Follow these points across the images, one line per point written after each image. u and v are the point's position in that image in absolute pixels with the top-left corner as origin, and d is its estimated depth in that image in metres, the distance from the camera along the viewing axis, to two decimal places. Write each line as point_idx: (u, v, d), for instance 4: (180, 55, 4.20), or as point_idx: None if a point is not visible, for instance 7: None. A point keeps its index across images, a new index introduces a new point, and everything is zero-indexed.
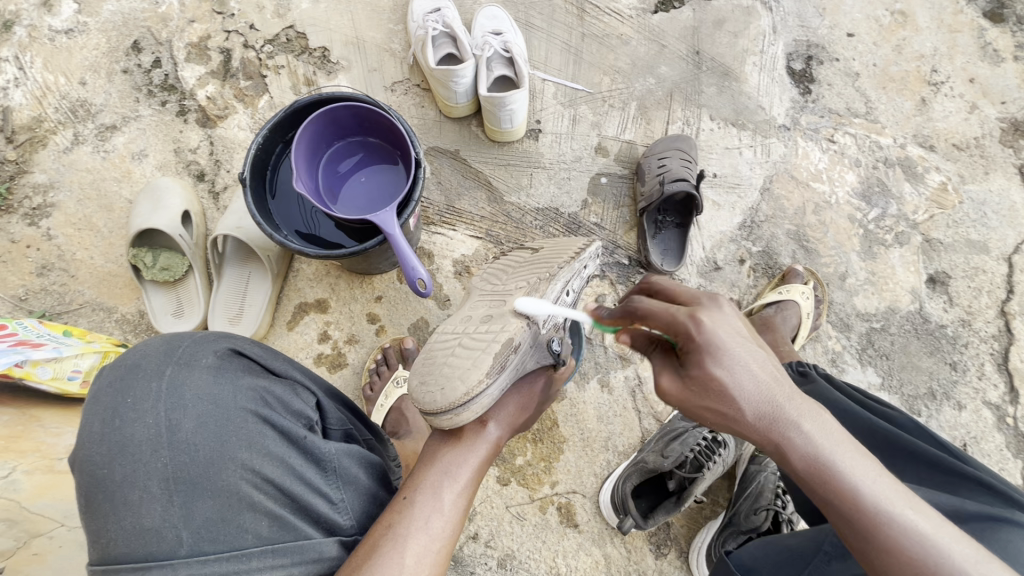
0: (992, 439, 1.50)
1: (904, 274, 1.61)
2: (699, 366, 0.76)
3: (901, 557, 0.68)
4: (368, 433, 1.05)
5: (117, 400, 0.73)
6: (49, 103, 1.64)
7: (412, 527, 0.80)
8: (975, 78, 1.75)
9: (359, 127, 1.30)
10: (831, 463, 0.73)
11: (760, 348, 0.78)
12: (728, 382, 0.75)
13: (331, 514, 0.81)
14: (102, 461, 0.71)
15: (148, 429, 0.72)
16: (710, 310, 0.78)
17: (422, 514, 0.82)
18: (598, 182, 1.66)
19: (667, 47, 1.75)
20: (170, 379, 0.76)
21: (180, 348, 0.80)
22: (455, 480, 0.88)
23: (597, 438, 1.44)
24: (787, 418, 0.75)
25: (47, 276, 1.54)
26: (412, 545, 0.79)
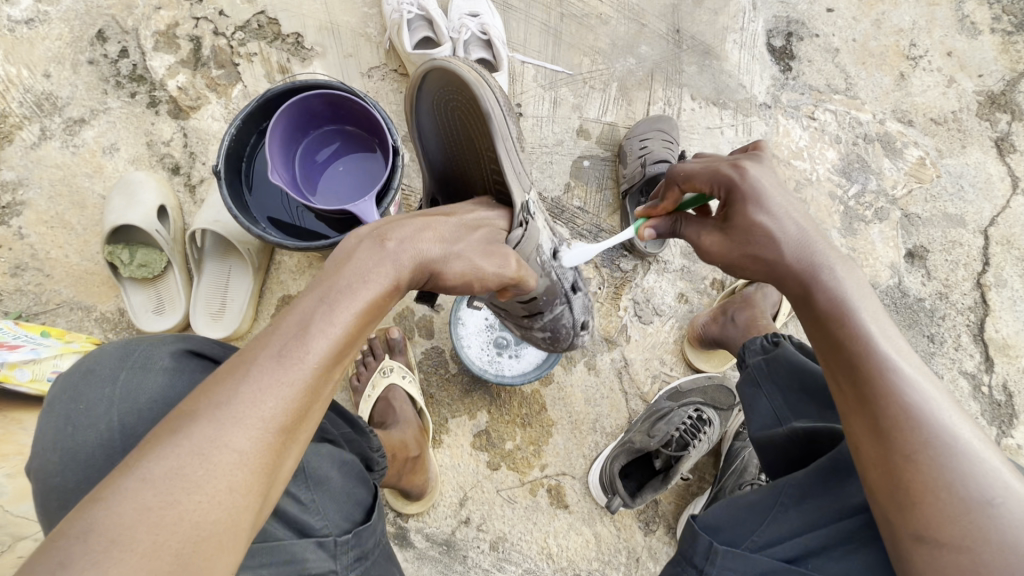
0: (967, 407, 1.53)
1: (883, 249, 1.63)
2: (744, 210, 0.91)
3: (896, 408, 0.74)
4: (349, 428, 0.98)
5: (70, 407, 0.74)
6: (13, 97, 1.59)
7: (262, 359, 0.64)
8: (953, 52, 1.76)
9: (333, 115, 1.27)
10: (855, 310, 0.82)
11: (797, 215, 0.91)
12: (764, 226, 0.90)
13: (300, 515, 0.77)
14: (56, 469, 0.72)
15: (99, 436, 0.73)
16: (754, 170, 0.93)
17: (260, 373, 0.62)
18: (580, 165, 1.65)
19: (647, 26, 1.73)
20: (124, 384, 0.76)
21: (135, 351, 0.79)
22: (314, 336, 0.66)
23: (585, 420, 1.46)
24: (822, 261, 0.87)
25: (21, 276, 1.51)
26: (239, 409, 0.60)
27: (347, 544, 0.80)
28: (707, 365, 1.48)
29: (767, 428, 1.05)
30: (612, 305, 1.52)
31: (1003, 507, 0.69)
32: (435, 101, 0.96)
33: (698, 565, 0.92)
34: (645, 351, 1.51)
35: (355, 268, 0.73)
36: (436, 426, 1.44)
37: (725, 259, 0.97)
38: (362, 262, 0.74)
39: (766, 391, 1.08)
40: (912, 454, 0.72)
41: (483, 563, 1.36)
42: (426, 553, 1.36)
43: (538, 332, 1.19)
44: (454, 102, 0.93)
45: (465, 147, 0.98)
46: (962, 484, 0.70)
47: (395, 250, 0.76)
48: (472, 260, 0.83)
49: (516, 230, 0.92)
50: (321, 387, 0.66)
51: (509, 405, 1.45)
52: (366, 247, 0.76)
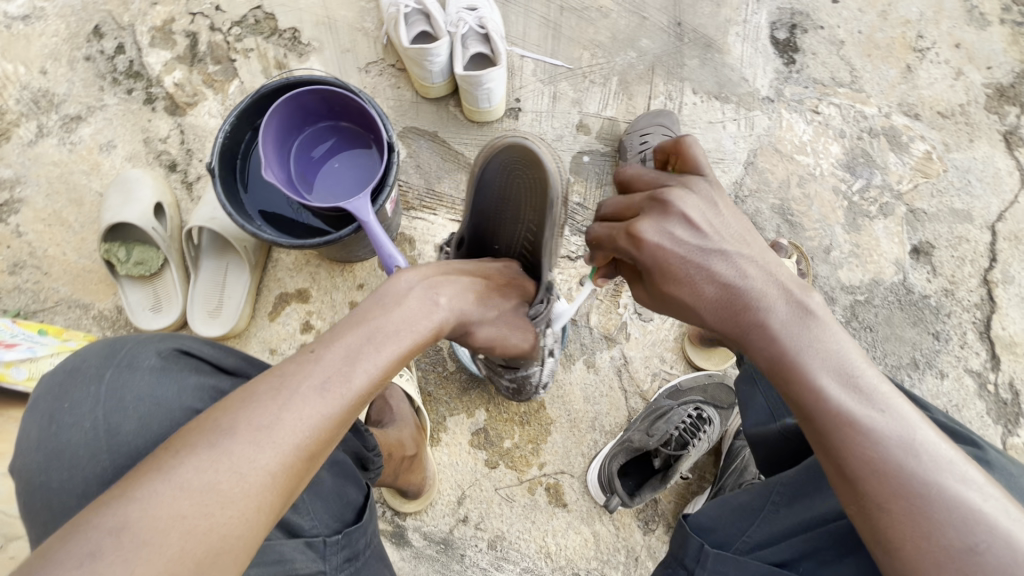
0: (973, 406, 1.50)
1: (888, 245, 1.60)
2: (655, 283, 0.83)
3: (861, 462, 0.68)
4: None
5: (56, 405, 0.74)
6: (10, 94, 1.59)
7: (308, 388, 0.63)
8: (961, 43, 1.72)
9: (329, 111, 1.26)
10: (799, 359, 0.74)
11: (725, 247, 0.81)
12: (686, 292, 0.80)
13: (288, 515, 0.76)
14: (40, 468, 0.71)
15: (84, 434, 0.72)
16: (652, 223, 0.81)
17: (303, 400, 0.62)
18: (580, 161, 1.63)
19: (648, 19, 1.71)
20: (109, 383, 0.75)
21: (122, 349, 0.78)
22: (357, 374, 0.66)
23: (584, 418, 1.45)
24: (758, 305, 0.78)
25: (19, 274, 1.51)
26: (280, 434, 0.60)
27: (337, 544, 0.79)
28: (707, 363, 1.46)
29: (761, 425, 1.03)
30: (612, 303, 1.51)
31: (988, 553, 0.62)
32: (502, 165, 0.91)
33: (688, 567, 0.91)
34: (645, 348, 1.50)
35: (403, 310, 0.74)
36: (434, 425, 1.43)
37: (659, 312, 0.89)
38: (411, 309, 0.75)
39: (762, 388, 1.04)
40: (884, 502, 0.66)
41: (481, 562, 1.35)
42: (424, 553, 1.36)
43: (506, 380, 1.20)
44: (522, 175, 0.91)
45: (511, 207, 0.98)
46: (941, 530, 0.64)
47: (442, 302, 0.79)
48: (503, 329, 0.91)
49: (535, 305, 1.00)
50: (352, 424, 0.66)
51: (507, 404, 1.44)
52: (418, 294, 0.77)
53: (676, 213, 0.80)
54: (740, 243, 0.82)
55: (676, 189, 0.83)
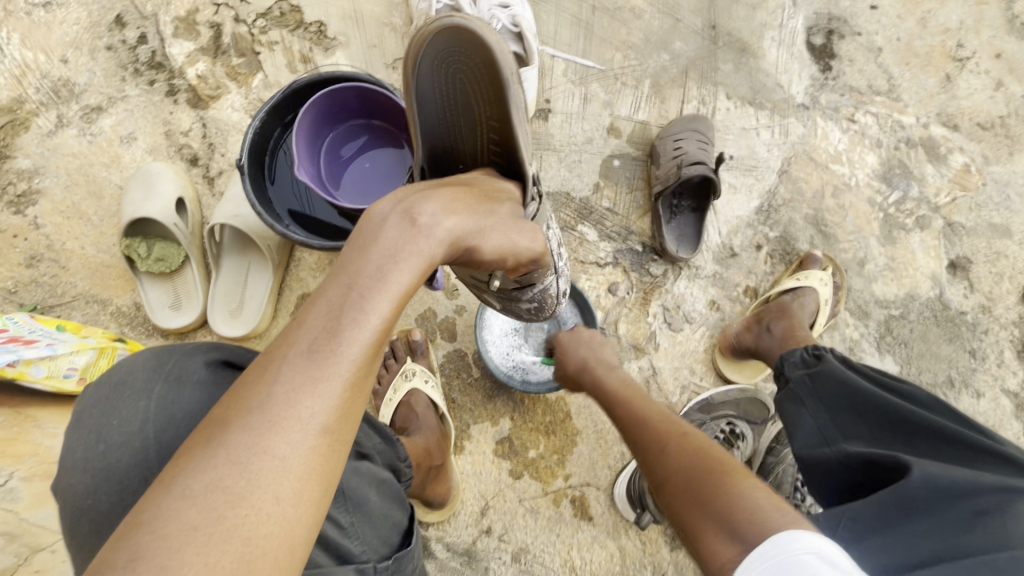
0: (1009, 426, 1.47)
1: (924, 259, 1.56)
2: None
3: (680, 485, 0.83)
4: (378, 440, 0.92)
5: (101, 421, 0.69)
6: (29, 82, 1.55)
7: (295, 355, 0.54)
8: (1002, 54, 1.68)
9: (361, 109, 1.22)
10: None
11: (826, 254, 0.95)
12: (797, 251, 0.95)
13: (340, 540, 0.72)
14: (88, 488, 0.66)
15: (134, 451, 0.68)
16: None
17: (292, 371, 0.53)
18: (610, 165, 1.59)
19: (682, 20, 1.66)
20: (158, 397, 0.71)
21: (168, 361, 0.75)
22: (349, 329, 0.56)
23: (611, 430, 1.41)
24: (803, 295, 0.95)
25: (36, 267, 1.48)
26: (277, 410, 0.51)
27: (386, 570, 0.76)
28: (738, 376, 1.43)
29: (812, 448, 1.00)
30: (641, 311, 1.49)
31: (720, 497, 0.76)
32: (438, 61, 0.86)
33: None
34: (675, 359, 1.46)
35: (382, 247, 0.61)
36: (458, 433, 1.40)
37: None
38: (388, 241, 0.62)
39: (810, 408, 1.05)
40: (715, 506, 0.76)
41: (505, 575, 1.32)
42: (446, 564, 1.32)
43: (524, 304, 1.07)
44: (461, 62, 0.86)
45: (463, 111, 0.91)
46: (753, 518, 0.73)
47: (428, 228, 0.65)
48: (506, 235, 0.75)
49: (527, 206, 0.89)
50: (365, 384, 0.57)
51: (533, 413, 1.40)
52: (392, 224, 0.64)
53: None
54: None
55: None
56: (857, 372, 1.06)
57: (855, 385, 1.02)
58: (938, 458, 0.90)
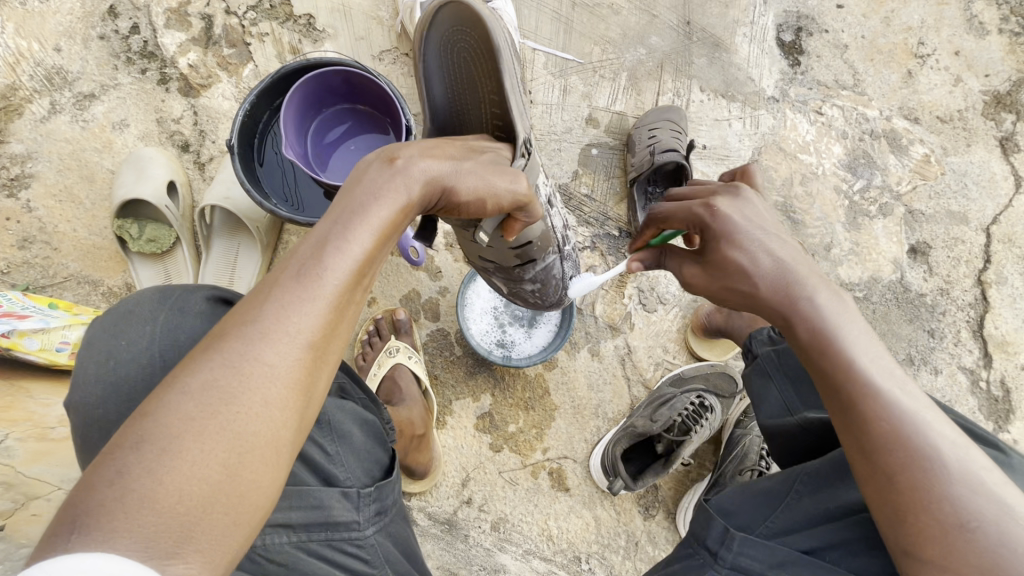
0: (965, 402, 1.54)
1: (886, 244, 1.64)
2: (717, 248, 0.88)
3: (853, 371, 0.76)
4: (365, 395, 0.97)
5: (112, 342, 0.77)
6: (23, 70, 1.59)
7: (285, 279, 0.60)
8: (960, 51, 1.77)
9: (348, 93, 1.27)
10: (836, 337, 0.79)
11: (768, 232, 0.88)
12: (746, 262, 0.86)
13: (325, 464, 0.79)
14: (100, 401, 0.74)
15: (141, 370, 0.76)
16: (722, 199, 0.91)
17: (281, 292, 0.59)
18: (589, 153, 1.66)
19: (658, 17, 1.74)
20: (163, 324, 0.79)
21: (172, 295, 0.82)
22: (333, 259, 0.61)
23: (587, 405, 1.47)
24: (802, 292, 0.82)
25: (29, 249, 1.51)
26: (268, 325, 0.57)
27: (370, 496, 0.81)
28: (710, 354, 1.50)
29: (776, 419, 1.06)
30: (617, 293, 1.54)
31: (977, 531, 0.68)
32: (446, 40, 0.87)
33: (712, 548, 0.92)
34: (649, 338, 1.53)
35: (366, 188, 0.67)
36: (440, 408, 1.45)
37: (707, 291, 0.94)
38: (370, 184, 0.67)
39: (777, 382, 1.08)
40: (895, 474, 0.72)
41: (484, 543, 1.37)
42: (428, 532, 1.37)
43: (528, 284, 1.12)
44: (464, 41, 0.85)
45: (466, 89, 0.89)
46: (939, 505, 0.70)
47: (406, 167, 0.68)
48: (485, 177, 0.73)
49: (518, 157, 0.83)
50: (347, 310, 0.63)
51: (513, 389, 1.46)
52: (374, 170, 0.68)
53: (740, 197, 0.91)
54: (757, 230, 0.87)
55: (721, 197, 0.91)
56: None
57: None
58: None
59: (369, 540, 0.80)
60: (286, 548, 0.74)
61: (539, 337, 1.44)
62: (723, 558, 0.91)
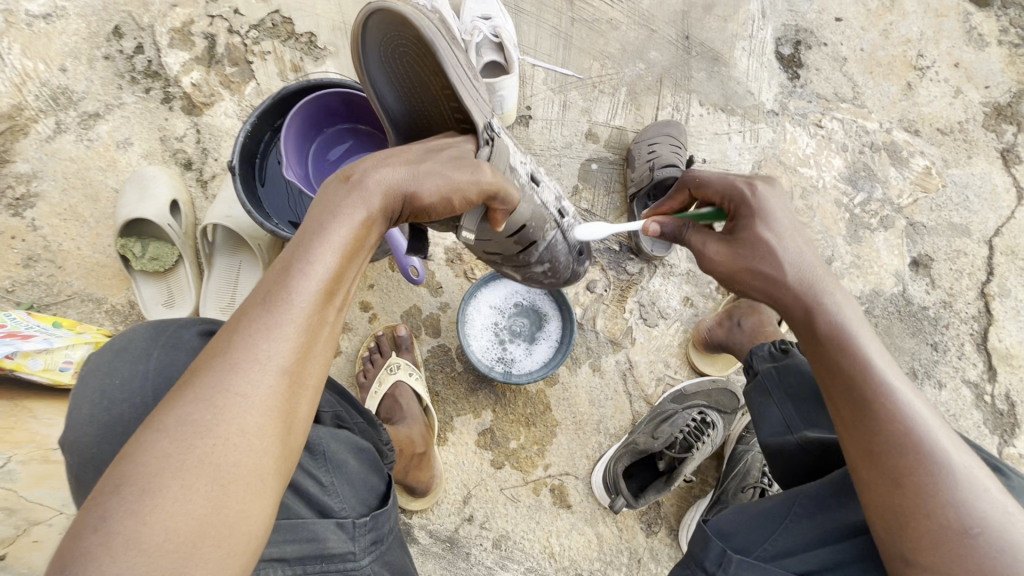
0: (970, 416, 1.53)
1: (888, 257, 1.64)
2: (751, 226, 0.89)
3: (865, 368, 0.78)
4: (361, 419, 0.98)
5: (106, 379, 0.76)
6: (29, 90, 1.61)
7: (253, 308, 0.60)
8: (960, 63, 1.77)
9: (348, 113, 1.29)
10: (854, 338, 0.81)
11: (802, 223, 0.90)
12: (773, 240, 0.88)
13: (320, 495, 0.78)
14: (92, 441, 0.72)
15: (134, 408, 0.75)
16: (767, 186, 0.92)
17: (251, 320, 0.60)
18: (588, 168, 1.67)
19: (657, 31, 1.75)
20: (157, 361, 0.79)
21: (166, 332, 0.82)
22: (299, 282, 0.62)
23: (589, 421, 1.47)
24: (823, 288, 0.86)
25: (33, 267, 1.53)
26: (240, 354, 0.58)
27: (365, 526, 0.80)
28: (711, 368, 1.50)
29: (777, 436, 1.05)
30: (618, 308, 1.54)
31: (980, 537, 0.67)
32: (382, 54, 0.84)
33: (707, 569, 0.93)
34: (650, 353, 1.52)
35: (324, 207, 0.67)
36: (441, 424, 1.45)
37: (726, 267, 0.92)
38: (330, 203, 0.67)
39: (777, 400, 1.09)
40: (902, 476, 0.72)
41: (486, 560, 1.36)
42: (430, 550, 1.37)
43: (538, 267, 1.12)
44: (404, 45, 0.81)
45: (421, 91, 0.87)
46: (941, 511, 0.69)
47: (362, 181, 0.68)
48: (444, 174, 0.72)
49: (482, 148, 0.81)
50: (320, 332, 0.63)
51: (514, 405, 1.46)
52: (332, 188, 0.69)
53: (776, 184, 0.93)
54: (789, 219, 0.90)
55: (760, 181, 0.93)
56: None
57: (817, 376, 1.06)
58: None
59: (365, 570, 0.80)
60: None
61: (540, 353, 1.44)
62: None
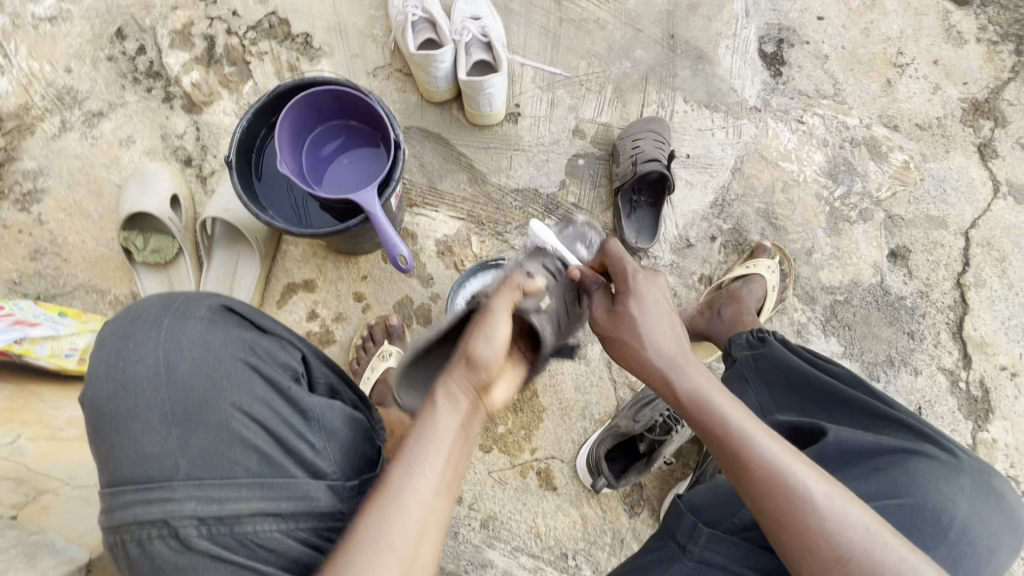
0: (945, 402, 1.58)
1: (867, 248, 1.68)
2: (625, 301, 1.00)
3: (712, 414, 0.87)
4: (354, 395, 1.02)
5: (122, 342, 0.80)
6: (35, 90, 1.67)
7: (417, 437, 0.78)
8: (939, 60, 1.82)
9: (340, 110, 1.34)
10: (707, 399, 0.89)
11: (666, 304, 1.01)
12: (642, 315, 0.98)
13: (314, 460, 0.82)
14: (108, 397, 0.77)
15: (148, 369, 0.79)
16: (642, 274, 1.02)
17: (419, 445, 0.77)
18: (575, 163, 1.72)
19: (643, 31, 1.80)
20: (169, 327, 0.83)
21: (178, 301, 0.86)
22: (447, 419, 0.79)
23: (574, 406, 1.52)
24: (682, 360, 0.94)
25: (40, 260, 1.59)
26: (415, 472, 0.75)
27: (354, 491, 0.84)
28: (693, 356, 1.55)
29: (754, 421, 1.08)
30: None
31: (851, 563, 0.74)
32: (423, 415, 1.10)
33: (681, 542, 0.96)
34: None
35: (470, 350, 0.84)
36: None
37: (609, 335, 1.01)
38: (477, 344, 0.84)
39: (754, 387, 1.10)
40: (780, 518, 0.78)
41: (474, 540, 1.42)
42: None
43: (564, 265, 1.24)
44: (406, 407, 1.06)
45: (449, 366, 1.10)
46: (817, 543, 0.76)
47: (495, 329, 0.85)
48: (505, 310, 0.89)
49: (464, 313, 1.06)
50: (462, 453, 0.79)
51: None
52: (481, 330, 0.85)
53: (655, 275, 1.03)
54: (650, 298, 1.00)
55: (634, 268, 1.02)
56: (796, 352, 1.11)
57: (791, 363, 1.08)
58: (853, 426, 1.00)
59: None
60: (275, 537, 0.75)
61: None
62: (692, 551, 0.94)
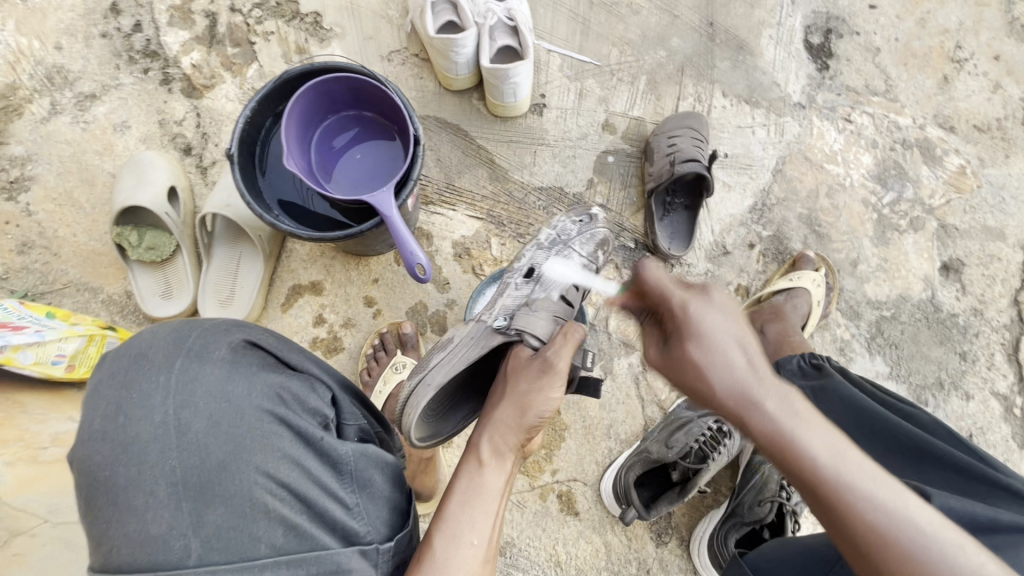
0: (997, 429, 1.47)
1: (917, 261, 1.56)
2: (680, 341, 0.77)
3: (808, 464, 0.67)
4: (379, 427, 0.95)
5: (123, 392, 0.68)
6: (23, 69, 1.55)
7: (462, 485, 0.84)
8: (1000, 56, 1.68)
9: (354, 99, 1.22)
10: (798, 445, 0.68)
11: (745, 327, 0.77)
12: (704, 359, 0.75)
13: (346, 519, 0.73)
14: (104, 462, 0.65)
15: (154, 428, 0.67)
16: (699, 294, 0.80)
17: (467, 486, 0.84)
18: (605, 161, 1.59)
19: (680, 17, 1.66)
20: (180, 373, 0.71)
21: (190, 340, 0.75)
22: (495, 466, 0.87)
23: (599, 425, 1.41)
24: (755, 392, 0.71)
25: (28, 254, 1.48)
26: (463, 513, 0.80)
27: (389, 551, 0.75)
28: None
29: None
30: None
31: None
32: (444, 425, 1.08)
33: None
34: None
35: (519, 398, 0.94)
36: None
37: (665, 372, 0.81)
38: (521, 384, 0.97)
39: None
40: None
41: None
42: None
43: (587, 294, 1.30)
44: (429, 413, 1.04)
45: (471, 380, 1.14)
46: None
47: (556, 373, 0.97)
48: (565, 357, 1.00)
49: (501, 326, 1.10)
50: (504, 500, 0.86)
51: None
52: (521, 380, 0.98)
53: (714, 291, 0.79)
54: (717, 323, 0.77)
55: (693, 295, 0.80)
56: (859, 387, 1.04)
57: (858, 402, 0.99)
58: (946, 487, 0.87)
59: None
60: None
61: None
62: None
